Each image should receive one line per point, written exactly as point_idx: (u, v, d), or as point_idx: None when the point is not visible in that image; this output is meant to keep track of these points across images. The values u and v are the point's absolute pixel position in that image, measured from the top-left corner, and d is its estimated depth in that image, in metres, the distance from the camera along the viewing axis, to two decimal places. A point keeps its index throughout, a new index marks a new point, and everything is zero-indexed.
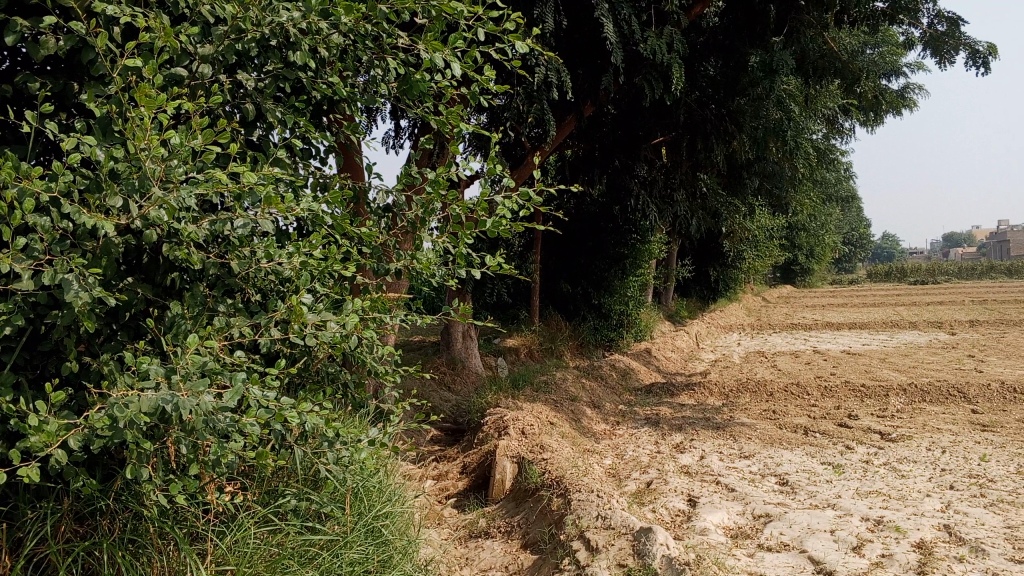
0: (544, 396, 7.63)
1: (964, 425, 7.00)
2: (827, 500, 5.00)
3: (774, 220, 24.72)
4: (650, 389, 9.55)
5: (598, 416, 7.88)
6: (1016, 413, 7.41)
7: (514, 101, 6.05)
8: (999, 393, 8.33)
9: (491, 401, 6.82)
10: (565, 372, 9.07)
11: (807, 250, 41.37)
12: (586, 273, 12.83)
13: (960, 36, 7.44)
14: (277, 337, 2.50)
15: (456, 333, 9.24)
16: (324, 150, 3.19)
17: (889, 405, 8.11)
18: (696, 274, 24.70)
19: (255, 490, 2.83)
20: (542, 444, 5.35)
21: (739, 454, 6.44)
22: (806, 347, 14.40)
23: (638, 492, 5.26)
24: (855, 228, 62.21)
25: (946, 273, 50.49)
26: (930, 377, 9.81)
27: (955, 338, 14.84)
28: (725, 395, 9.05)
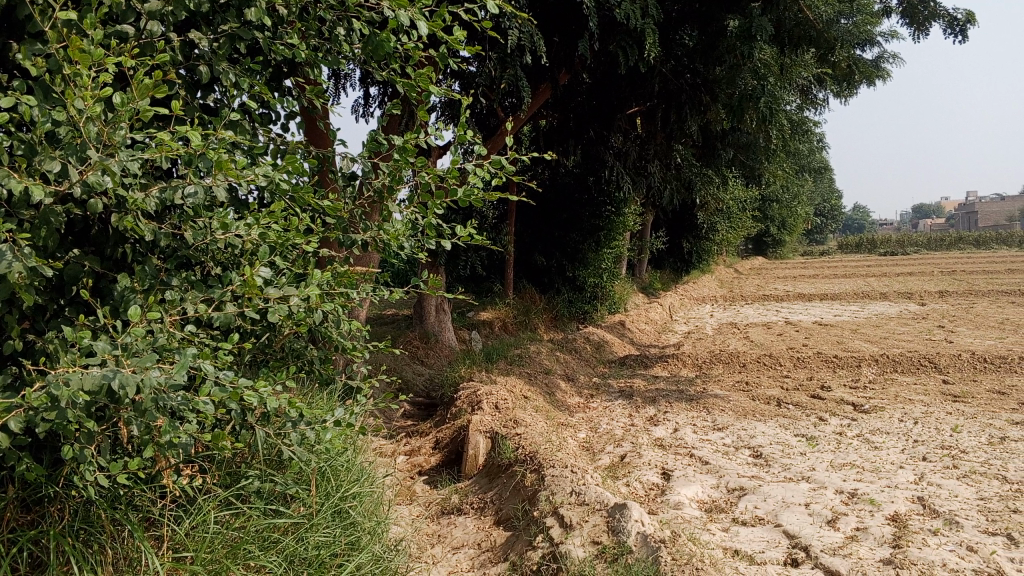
0: (518, 369, 7.56)
1: (936, 396, 7.03)
2: (801, 473, 4.99)
3: (747, 191, 24.78)
4: (624, 361, 9.52)
5: (572, 389, 7.83)
6: (986, 383, 7.46)
7: (487, 67, 5.89)
8: (969, 363, 8.38)
9: (464, 375, 6.73)
10: (539, 344, 9.00)
11: (779, 222, 41.61)
12: (560, 245, 12.74)
13: (937, 5, 7.38)
14: (234, 312, 2.38)
15: (429, 306, 9.12)
16: (286, 116, 3.05)
17: (861, 376, 8.13)
18: (670, 246, 24.73)
19: (215, 473, 2.72)
20: (516, 419, 5.27)
21: (713, 426, 6.42)
22: (778, 318, 14.46)
23: (612, 466, 5.21)
24: (827, 200, 62.67)
25: (915, 245, 51.09)
26: (901, 347, 9.87)
27: (925, 309, 14.98)
28: (698, 367, 9.04)
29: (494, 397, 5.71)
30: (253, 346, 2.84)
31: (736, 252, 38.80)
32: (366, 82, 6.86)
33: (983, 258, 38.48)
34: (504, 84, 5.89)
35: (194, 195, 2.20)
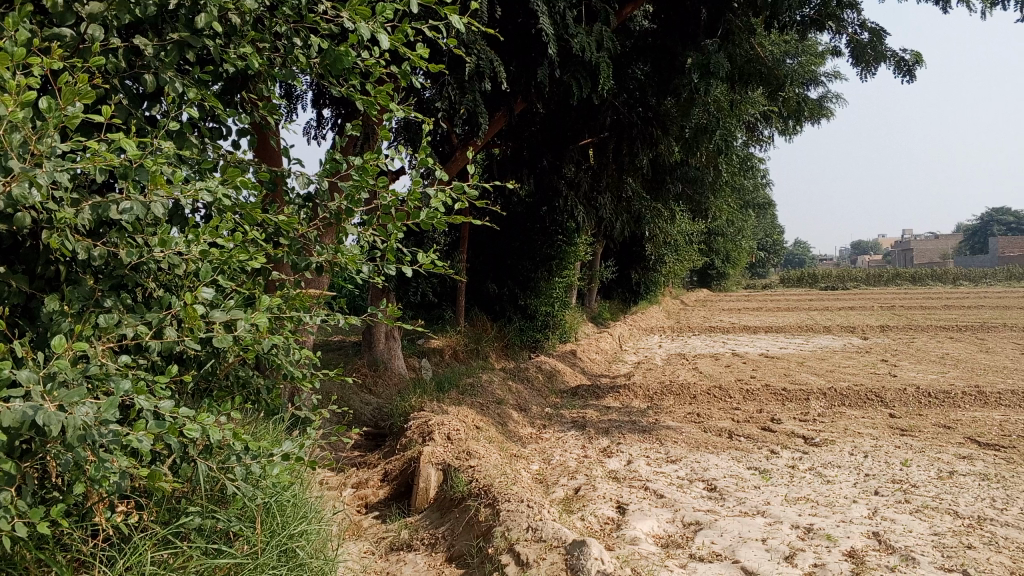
0: (469, 398, 7.42)
1: (884, 429, 7.10)
2: (756, 507, 4.95)
3: (694, 225, 25.14)
4: (576, 391, 9.44)
5: (524, 419, 7.72)
6: (932, 417, 7.57)
7: (446, 91, 5.84)
8: (914, 397, 8.51)
9: (414, 405, 6.58)
10: (491, 374, 8.87)
11: (724, 256, 42.32)
12: (512, 274, 12.67)
13: (882, 48, 7.59)
14: (174, 338, 2.23)
15: (378, 333, 8.94)
16: (238, 132, 2.94)
17: (810, 408, 8.19)
18: (619, 277, 24.90)
19: (153, 510, 2.55)
20: (468, 451, 5.14)
21: (665, 458, 6.36)
22: (725, 350, 14.58)
23: (566, 500, 5.10)
24: (770, 234, 64.03)
25: (854, 280, 52.41)
26: (847, 381, 10.00)
27: (868, 343, 15.27)
28: (649, 397, 9.01)
29: (445, 427, 5.59)
30: (196, 373, 2.68)
31: (682, 283, 39.24)
32: (321, 103, 6.76)
33: (919, 293, 39.56)
34: (463, 109, 5.84)
35: (130, 209, 2.06)
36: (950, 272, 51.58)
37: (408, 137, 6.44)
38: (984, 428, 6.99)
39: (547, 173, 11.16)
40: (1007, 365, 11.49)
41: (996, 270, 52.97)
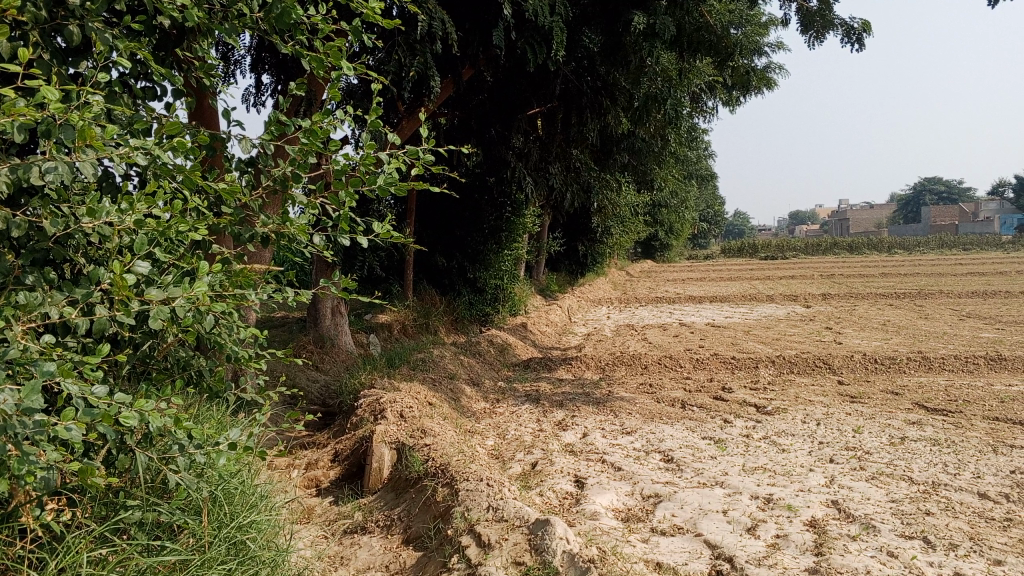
0: (421, 373, 7.27)
1: (834, 396, 7.18)
2: (715, 478, 4.91)
3: (639, 196, 25.25)
4: (528, 364, 9.34)
5: (478, 394, 7.60)
6: (879, 384, 7.69)
7: (395, 53, 5.60)
8: (861, 364, 8.64)
9: (366, 382, 6.40)
10: (442, 348, 8.72)
11: (668, 227, 42.77)
12: (461, 246, 12.51)
13: (831, 15, 7.55)
14: (106, 317, 2.02)
15: (325, 308, 8.70)
16: (172, 93, 2.70)
17: (760, 377, 8.24)
18: (566, 249, 24.91)
19: (87, 506, 2.33)
20: (423, 429, 4.99)
21: (621, 430, 6.31)
22: (673, 320, 14.65)
23: (524, 475, 5.00)
24: (712, 206, 64.84)
25: (793, 250, 53.51)
26: (794, 349, 10.11)
27: (811, 311, 15.53)
28: (601, 368, 8.96)
29: (399, 403, 5.44)
30: (131, 355, 2.46)
31: (628, 254, 39.49)
32: (261, 69, 6.48)
33: (856, 262, 40.55)
34: (413, 72, 5.63)
35: (54, 172, 1.85)
36: (885, 241, 53.03)
37: (353, 103, 6.19)
38: (929, 394, 7.12)
39: (496, 143, 10.96)
40: (945, 330, 11.79)
41: (928, 238, 54.62)
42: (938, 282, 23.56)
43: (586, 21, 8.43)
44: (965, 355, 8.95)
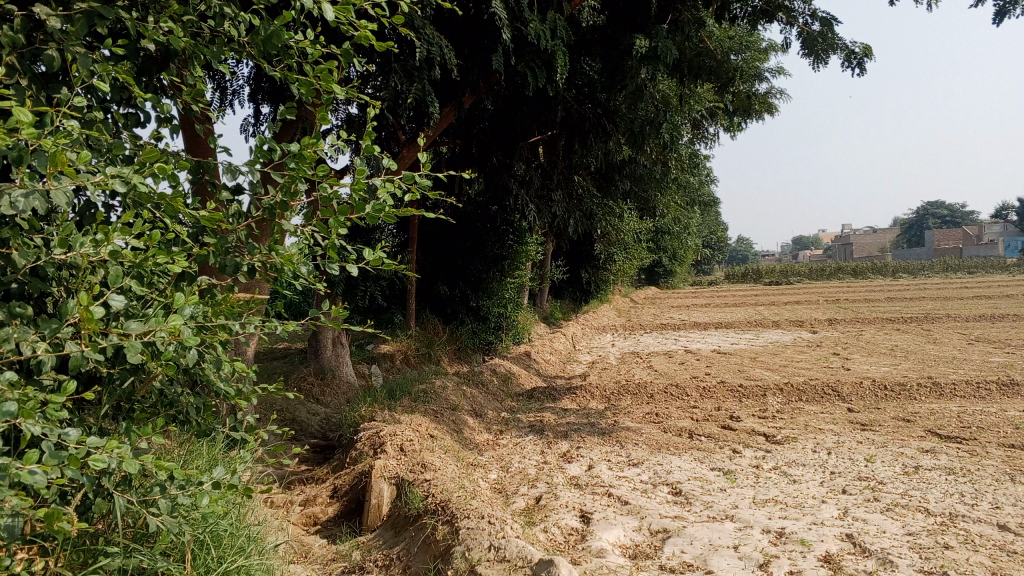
0: (423, 403, 7.15)
1: (844, 424, 7.03)
2: (725, 511, 4.77)
3: (642, 223, 25.21)
4: (532, 394, 9.20)
5: (481, 426, 7.46)
6: (890, 411, 7.53)
7: (392, 80, 5.55)
8: (871, 391, 8.49)
9: (367, 415, 6.27)
10: (445, 379, 8.59)
11: (671, 253, 42.74)
12: (463, 275, 12.42)
13: (833, 38, 7.51)
14: (78, 352, 1.93)
15: (325, 339, 8.60)
16: (158, 119, 2.63)
17: (768, 404, 8.09)
18: (570, 277, 24.85)
19: (63, 553, 2.22)
20: (424, 463, 4.86)
21: (627, 462, 6.16)
22: (678, 347, 14.51)
23: (528, 510, 4.86)
24: (715, 232, 64.84)
25: (797, 275, 53.37)
26: (802, 375, 9.97)
27: (818, 337, 15.38)
28: (606, 397, 8.82)
29: (399, 436, 5.33)
30: (111, 392, 2.36)
31: (632, 280, 39.39)
32: (258, 98, 6.44)
33: (861, 286, 40.38)
34: (411, 98, 5.58)
35: (24, 199, 1.78)
36: (890, 265, 52.88)
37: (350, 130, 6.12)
38: (942, 421, 6.96)
39: (497, 171, 10.93)
40: (955, 355, 11.63)
41: (932, 262, 54.46)
42: (945, 306, 23.38)
43: (586, 48, 8.42)
44: (976, 380, 8.80)
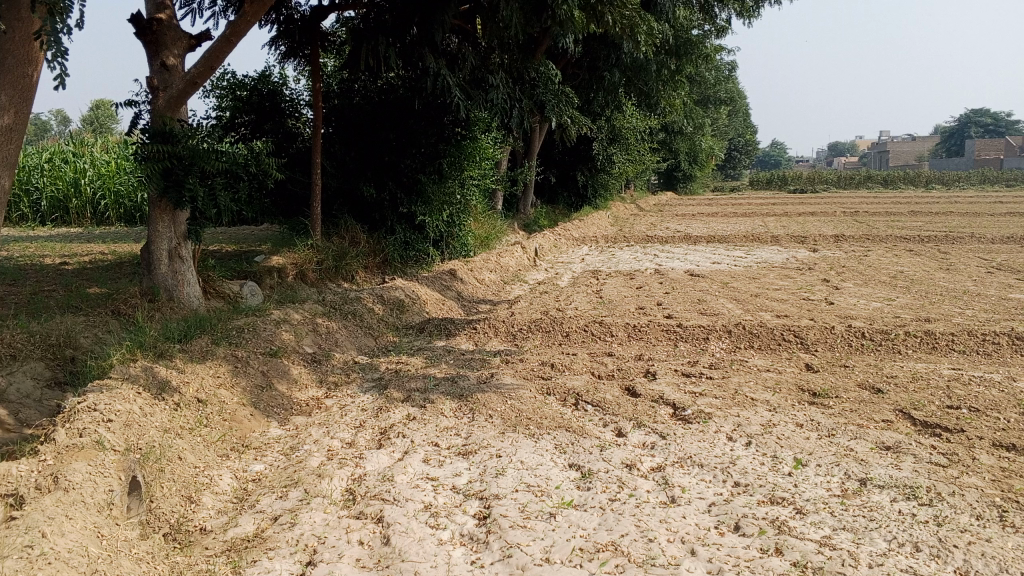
0: (235, 345, 5.43)
1: (788, 390, 5.22)
2: (523, 565, 3.02)
3: (643, 120, 22.88)
4: (425, 326, 7.45)
5: (318, 372, 5.74)
6: (858, 372, 5.69)
7: None
8: (843, 340, 6.62)
9: (116, 367, 4.57)
10: (304, 307, 6.84)
11: (687, 156, 40.12)
12: (392, 174, 10.09)
13: None
14: None
15: (160, 253, 6.54)
16: None
17: (705, 352, 6.26)
18: (561, 179, 22.76)
19: None
20: (74, 484, 3.22)
21: (459, 435, 4.38)
22: (649, 265, 12.60)
23: (228, 552, 3.16)
24: (741, 135, 61.53)
25: (824, 183, 50.45)
26: (769, 311, 8.09)
27: (814, 257, 13.36)
28: (511, 335, 7.05)
29: (93, 417, 3.78)
30: None
31: (642, 184, 37.04)
32: None
33: (888, 198, 37.68)
34: None
35: None
36: (923, 176, 49.76)
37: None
38: (921, 394, 5.13)
39: (417, 45, 8.81)
40: (967, 289, 9.66)
41: (969, 173, 51.14)
42: (972, 223, 21.04)
43: None
44: (983, 330, 6.87)
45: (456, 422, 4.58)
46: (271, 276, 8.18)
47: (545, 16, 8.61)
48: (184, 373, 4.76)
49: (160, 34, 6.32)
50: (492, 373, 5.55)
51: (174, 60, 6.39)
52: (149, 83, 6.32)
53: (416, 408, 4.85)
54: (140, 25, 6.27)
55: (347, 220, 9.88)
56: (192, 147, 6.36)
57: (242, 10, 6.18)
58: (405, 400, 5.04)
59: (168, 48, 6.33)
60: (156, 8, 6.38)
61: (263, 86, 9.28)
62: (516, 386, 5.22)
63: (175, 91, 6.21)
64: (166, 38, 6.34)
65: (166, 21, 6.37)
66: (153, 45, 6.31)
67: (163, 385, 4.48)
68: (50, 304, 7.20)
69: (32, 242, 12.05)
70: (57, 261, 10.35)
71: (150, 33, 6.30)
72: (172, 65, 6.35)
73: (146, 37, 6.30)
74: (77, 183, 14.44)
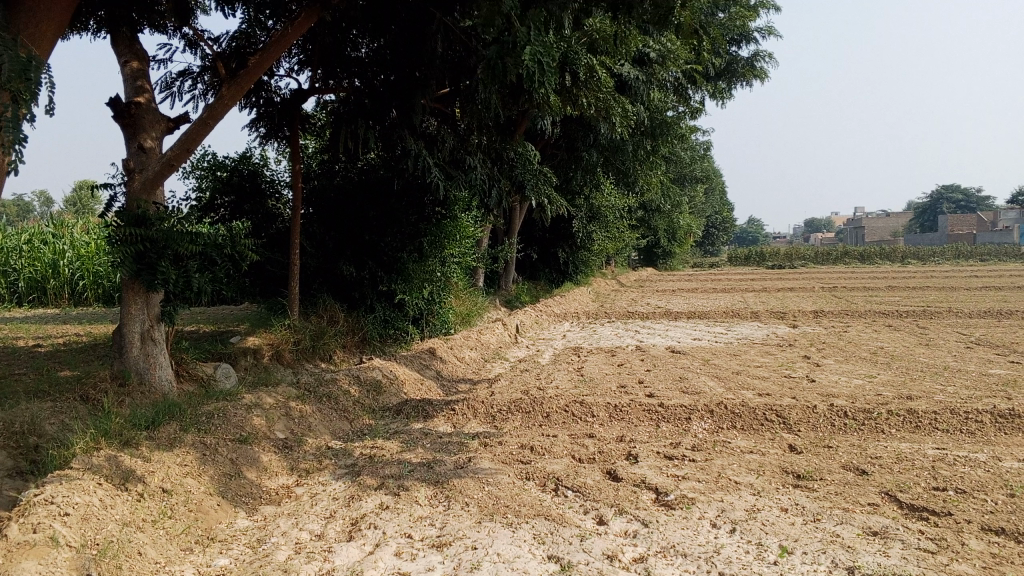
0: (204, 432, 5.29)
1: (772, 472, 5.11)
2: None
3: (622, 198, 23.19)
4: (402, 409, 7.31)
5: (290, 458, 5.58)
6: (842, 453, 5.60)
7: None
8: (826, 420, 6.54)
9: (78, 455, 4.41)
10: (278, 390, 6.69)
11: (667, 233, 40.62)
12: (373, 253, 10.06)
13: None
14: None
15: (132, 336, 6.42)
16: None
17: (687, 433, 6.16)
18: (543, 256, 22.89)
19: None
20: None
21: (434, 525, 4.22)
22: (630, 343, 12.55)
23: None
24: (719, 212, 62.54)
25: (802, 258, 51.09)
26: (751, 389, 8.02)
27: (794, 333, 13.38)
28: (490, 416, 6.92)
29: (50, 510, 3.61)
30: None
31: (623, 260, 37.32)
32: None
33: (866, 273, 38.12)
34: None
35: None
36: (899, 251, 50.52)
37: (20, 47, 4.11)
38: (906, 476, 5.04)
39: (396, 127, 8.88)
40: (948, 365, 9.64)
41: (944, 248, 52.02)
42: (949, 298, 21.24)
43: None
44: (965, 407, 6.82)
45: (431, 510, 4.44)
46: (246, 358, 8.06)
47: (522, 100, 8.78)
48: (149, 461, 4.61)
49: (138, 117, 6.38)
50: (470, 458, 5.41)
51: (151, 141, 6.44)
52: (125, 165, 6.32)
53: (390, 496, 4.71)
54: (118, 108, 6.32)
55: (327, 299, 9.78)
56: (165, 229, 6.27)
57: (219, 94, 6.25)
58: (379, 487, 4.89)
59: (145, 130, 6.40)
60: (135, 92, 6.45)
61: (243, 167, 9.32)
62: (493, 471, 5.09)
63: (150, 172, 6.22)
64: (144, 121, 6.40)
65: (145, 104, 6.44)
66: (129, 127, 6.36)
67: (126, 475, 4.32)
68: (18, 388, 7.02)
69: (6, 324, 11.86)
70: (29, 343, 10.16)
71: (127, 115, 6.35)
72: (149, 147, 6.40)
73: (123, 120, 6.35)
74: (57, 264, 14.27)
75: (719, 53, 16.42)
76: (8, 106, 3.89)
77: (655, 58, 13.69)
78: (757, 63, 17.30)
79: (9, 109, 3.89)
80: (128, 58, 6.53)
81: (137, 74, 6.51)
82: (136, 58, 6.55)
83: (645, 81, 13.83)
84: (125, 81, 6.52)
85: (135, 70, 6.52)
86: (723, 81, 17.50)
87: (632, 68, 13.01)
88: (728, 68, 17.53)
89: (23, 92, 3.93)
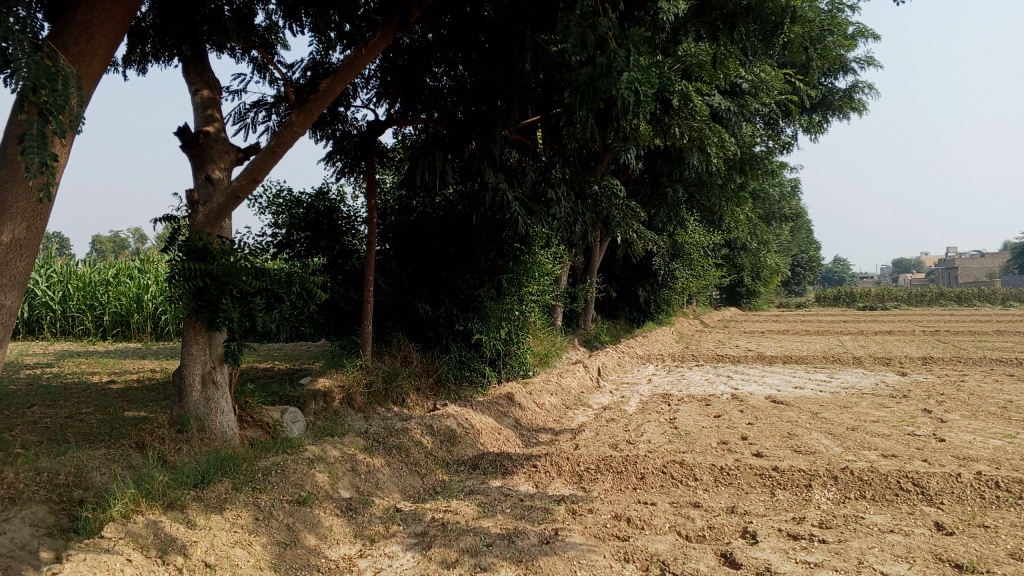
0: (258, 491, 4.71)
1: (926, 562, 4.21)
2: None
3: (706, 235, 22.14)
4: (477, 465, 6.61)
5: (355, 524, 4.93)
6: (1007, 537, 4.62)
7: None
8: (974, 493, 5.54)
9: (115, 521, 3.88)
10: (346, 443, 6.08)
11: (752, 273, 39.05)
12: (449, 290, 9.44)
13: None
14: None
15: (191, 378, 5.93)
16: None
17: (811, 506, 5.26)
18: (624, 295, 21.96)
19: None
20: None
21: None
22: (724, 390, 11.58)
23: None
24: (806, 251, 60.17)
25: (896, 299, 48.48)
26: (874, 449, 7.02)
27: (906, 383, 12.14)
28: (578, 476, 6.14)
29: None
30: None
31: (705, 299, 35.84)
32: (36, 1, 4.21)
33: (969, 317, 35.65)
34: None
35: None
36: (1000, 293, 47.55)
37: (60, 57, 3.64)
38: None
39: (475, 159, 8.30)
40: None
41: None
42: None
43: None
44: None
45: None
46: (316, 402, 7.51)
47: (610, 129, 8.10)
48: (193, 528, 4.06)
49: (206, 147, 5.98)
50: (556, 530, 4.67)
51: (220, 172, 6.02)
52: (189, 197, 5.91)
53: None
54: (186, 138, 5.93)
55: (401, 339, 9.21)
56: (228, 262, 5.80)
57: (287, 120, 5.78)
58: (453, 565, 4.20)
59: (213, 160, 5.99)
60: (204, 121, 6.06)
61: (319, 202, 8.90)
62: (585, 549, 4.33)
63: (215, 205, 5.76)
64: (212, 151, 5.99)
65: (214, 134, 6.05)
66: (198, 157, 5.97)
67: (164, 546, 3.81)
68: (81, 432, 6.60)
69: (86, 359, 11.69)
70: (105, 380, 9.89)
71: (195, 145, 5.95)
72: (217, 178, 5.98)
73: (192, 150, 5.96)
74: (141, 298, 14.13)
75: (815, 84, 15.50)
76: (34, 124, 3.39)
77: (747, 89, 12.89)
78: (856, 94, 16.29)
79: (35, 126, 3.40)
80: (199, 87, 6.14)
81: (207, 103, 6.12)
82: (207, 87, 6.17)
83: (736, 112, 12.99)
84: (195, 110, 6.15)
85: (205, 98, 6.12)
86: (817, 114, 16.61)
87: (723, 99, 12.25)
88: (824, 100, 16.55)
89: (53, 106, 3.44)
